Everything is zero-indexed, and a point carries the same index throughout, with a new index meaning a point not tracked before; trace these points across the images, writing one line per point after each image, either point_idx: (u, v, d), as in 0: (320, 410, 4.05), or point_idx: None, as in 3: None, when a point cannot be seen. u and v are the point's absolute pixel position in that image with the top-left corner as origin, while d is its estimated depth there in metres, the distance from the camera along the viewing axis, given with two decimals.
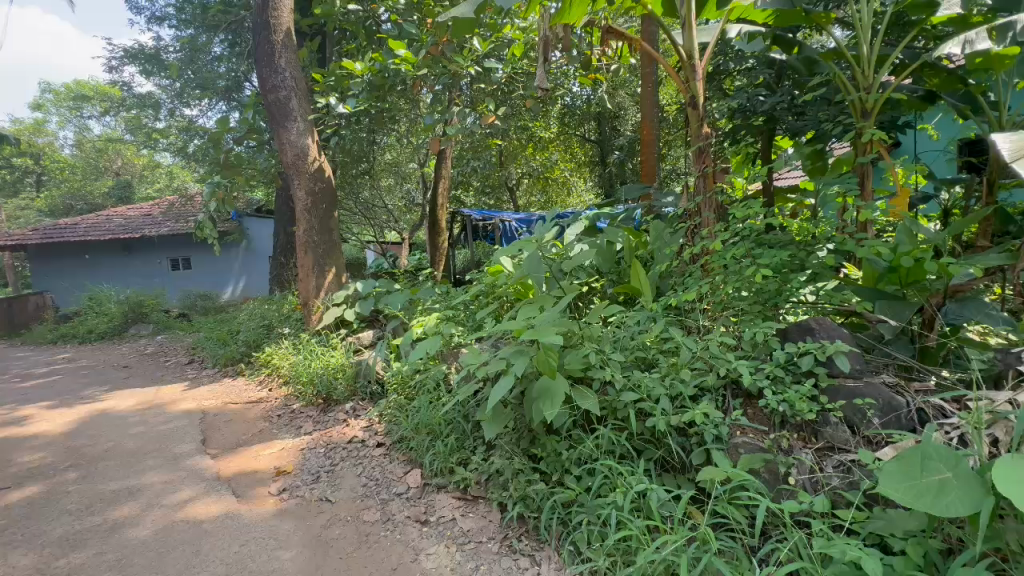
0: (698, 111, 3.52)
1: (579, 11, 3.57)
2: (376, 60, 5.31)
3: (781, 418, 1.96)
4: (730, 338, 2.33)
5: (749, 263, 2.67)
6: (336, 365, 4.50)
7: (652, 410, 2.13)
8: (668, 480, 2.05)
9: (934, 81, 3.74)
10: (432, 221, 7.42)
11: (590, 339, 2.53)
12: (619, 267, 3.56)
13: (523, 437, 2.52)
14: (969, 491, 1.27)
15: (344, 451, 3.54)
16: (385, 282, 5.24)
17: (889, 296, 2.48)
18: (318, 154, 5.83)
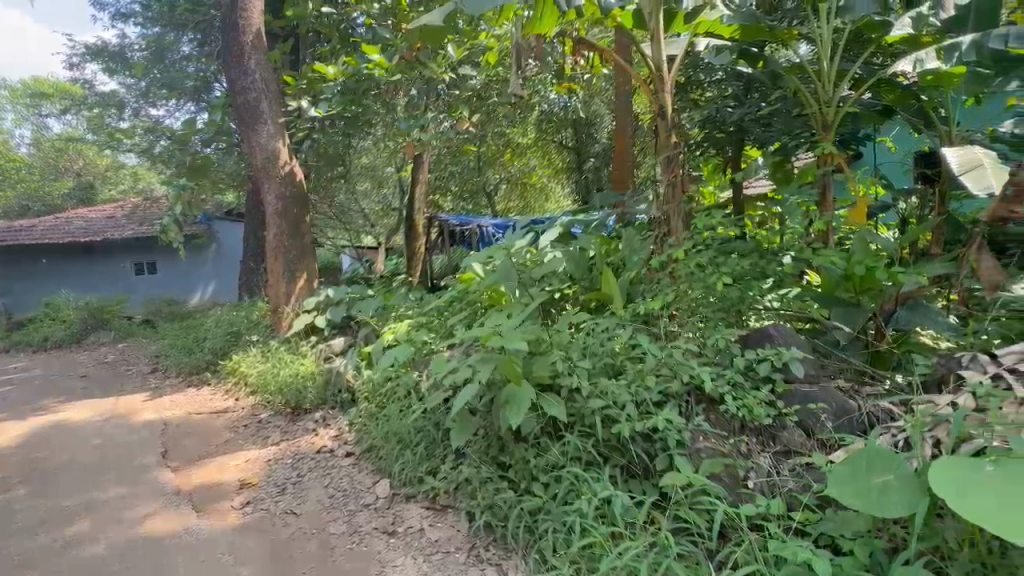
0: (667, 120, 3.55)
1: (550, 22, 3.63)
2: (350, 64, 5.29)
3: (740, 423, 2.00)
4: (694, 345, 2.38)
5: (713, 271, 2.75)
6: (306, 373, 4.39)
7: (617, 417, 2.16)
8: (632, 486, 2.08)
9: (890, 96, 3.92)
10: (408, 226, 7.36)
11: (559, 347, 2.56)
12: (591, 273, 3.54)
13: (492, 445, 2.53)
14: (908, 492, 1.35)
15: (312, 461, 3.46)
16: (358, 288, 5.16)
17: (844, 303, 2.61)
18: (288, 157, 5.72)
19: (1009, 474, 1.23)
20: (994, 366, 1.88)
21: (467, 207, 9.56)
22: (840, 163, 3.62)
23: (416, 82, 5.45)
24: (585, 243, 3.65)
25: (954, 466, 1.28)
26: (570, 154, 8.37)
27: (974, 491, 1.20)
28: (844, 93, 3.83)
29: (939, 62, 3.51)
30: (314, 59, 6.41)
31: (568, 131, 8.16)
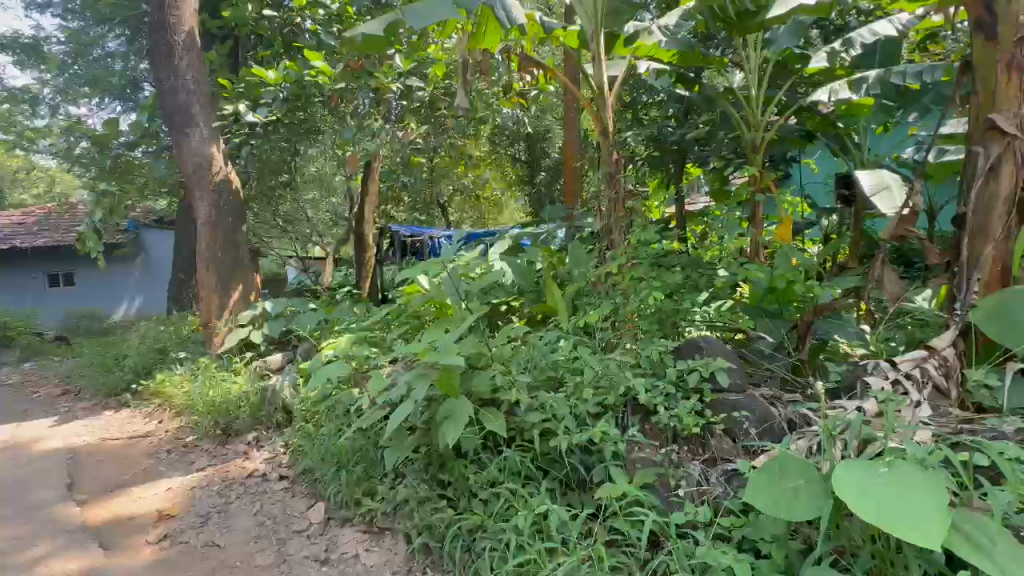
0: (608, 138, 3.69)
1: (492, 39, 3.74)
2: (292, 69, 5.13)
3: (672, 433, 2.04)
4: (631, 356, 2.43)
5: (647, 284, 2.85)
6: (238, 393, 4.12)
7: (556, 430, 2.17)
8: (570, 499, 2.09)
9: (811, 122, 4.22)
10: (357, 237, 7.10)
11: (499, 360, 2.56)
12: (538, 286, 3.57)
13: (431, 462, 2.48)
14: (815, 494, 1.43)
15: (241, 488, 3.25)
16: (299, 301, 4.92)
17: (768, 314, 2.81)
18: (224, 163, 5.42)
19: (901, 476, 1.32)
20: (895, 372, 1.98)
21: (420, 219, 9.41)
22: (769, 185, 3.92)
23: (362, 91, 5.33)
24: (533, 255, 3.72)
25: (855, 469, 1.36)
26: (523, 168, 8.46)
27: (872, 494, 1.29)
28: (770, 118, 4.11)
29: (850, 92, 3.86)
30: (255, 62, 6.14)
31: (521, 145, 8.27)
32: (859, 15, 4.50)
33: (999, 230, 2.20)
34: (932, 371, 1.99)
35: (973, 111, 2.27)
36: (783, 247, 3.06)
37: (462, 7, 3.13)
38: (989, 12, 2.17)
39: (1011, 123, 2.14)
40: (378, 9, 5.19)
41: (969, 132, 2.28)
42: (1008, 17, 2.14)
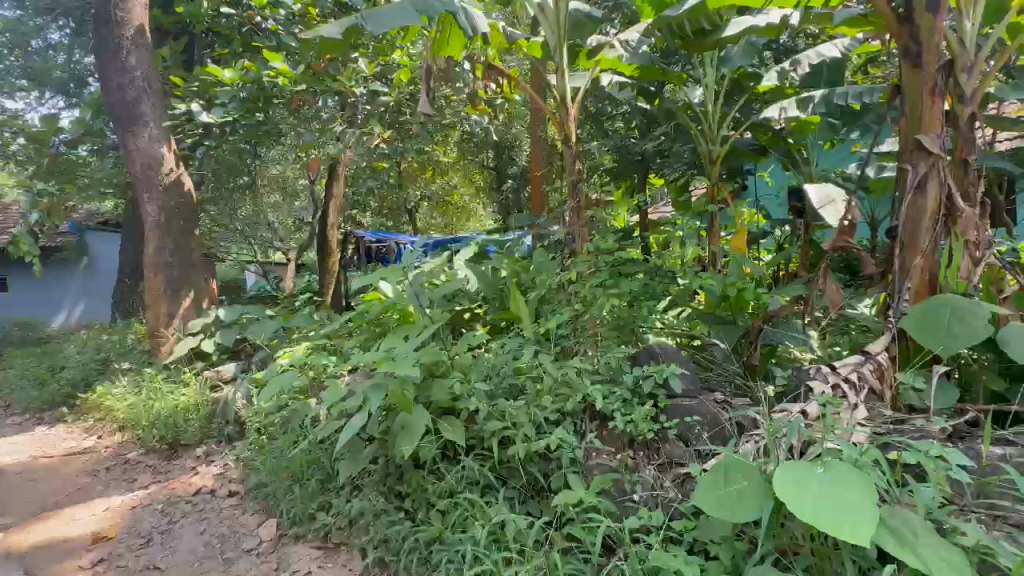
0: (571, 148, 3.76)
1: (456, 46, 3.78)
2: (250, 69, 4.93)
3: (629, 439, 2.08)
4: (590, 363, 2.46)
5: (606, 293, 2.90)
6: (186, 405, 3.92)
7: (515, 438, 2.18)
8: (529, 507, 2.09)
9: (763, 137, 4.43)
10: (322, 241, 6.96)
11: (459, 368, 2.54)
12: (502, 293, 3.57)
13: (389, 474, 2.43)
14: (759, 496, 1.48)
15: (187, 506, 3.09)
16: (255, 308, 4.74)
17: (722, 321, 2.90)
18: (175, 164, 5.18)
19: (837, 475, 1.39)
20: (834, 376, 2.07)
21: (386, 223, 9.27)
22: (726, 198, 4.15)
23: (324, 94, 5.24)
24: (497, 263, 3.73)
25: (796, 471, 1.42)
26: (492, 175, 8.47)
27: (810, 494, 1.34)
28: (726, 132, 4.29)
29: (799, 110, 4.07)
30: (212, 60, 5.90)
31: (489, 152, 8.27)
32: (807, 38, 4.76)
33: (926, 242, 2.36)
34: (867, 375, 2.09)
35: (902, 132, 2.44)
36: (735, 257, 3.18)
37: (425, 14, 3.16)
38: (915, 41, 2.34)
39: (935, 144, 2.31)
40: (341, 12, 5.10)
41: (899, 151, 2.44)
42: (931, 47, 2.32)
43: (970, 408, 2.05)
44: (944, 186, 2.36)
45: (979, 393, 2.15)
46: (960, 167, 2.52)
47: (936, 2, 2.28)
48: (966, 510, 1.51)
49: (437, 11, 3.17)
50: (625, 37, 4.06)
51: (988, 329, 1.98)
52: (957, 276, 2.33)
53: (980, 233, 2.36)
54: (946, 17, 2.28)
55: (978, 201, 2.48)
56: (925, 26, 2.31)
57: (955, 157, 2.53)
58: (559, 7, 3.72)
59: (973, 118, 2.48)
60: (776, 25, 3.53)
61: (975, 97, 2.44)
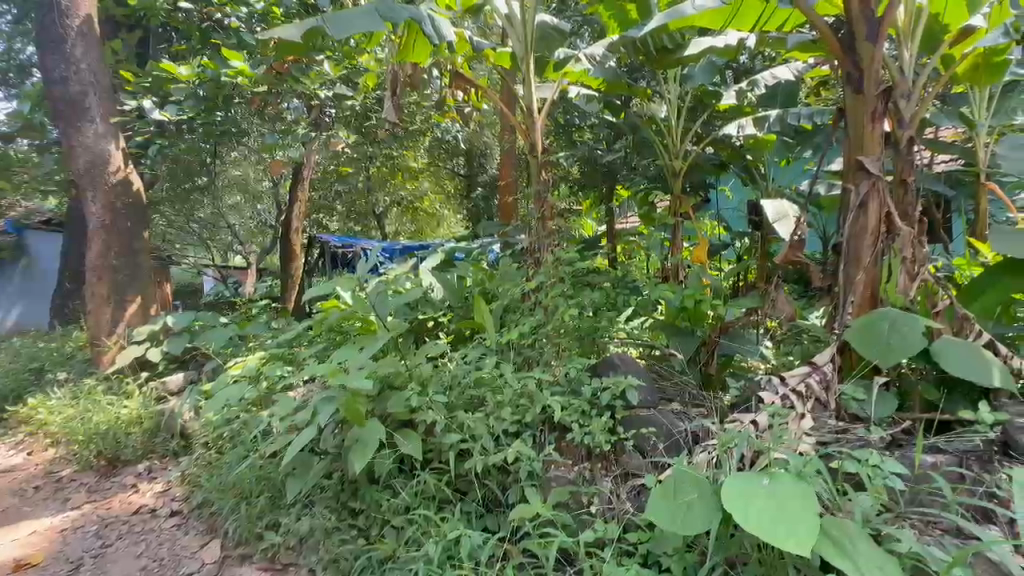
0: (537, 159, 3.79)
1: (422, 54, 3.83)
2: (207, 66, 4.71)
3: (586, 451, 2.09)
4: (550, 374, 2.45)
5: (569, 303, 2.92)
6: (128, 417, 3.69)
7: (473, 451, 2.14)
8: (486, 522, 2.06)
9: (723, 153, 4.58)
10: (285, 246, 6.81)
11: (417, 380, 2.49)
12: (466, 302, 3.54)
13: (343, 489, 2.36)
14: (707, 508, 1.51)
15: (124, 527, 2.89)
16: (208, 315, 4.53)
17: (681, 332, 2.94)
18: (124, 163, 4.92)
19: (779, 486, 1.42)
20: (784, 387, 2.09)
21: (354, 228, 9.09)
22: (687, 211, 4.25)
23: (287, 95, 5.09)
24: (463, 271, 3.69)
25: (743, 483, 1.44)
26: (462, 182, 8.40)
27: (754, 505, 1.37)
28: (688, 147, 4.41)
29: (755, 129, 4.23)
30: (167, 56, 5.61)
31: (460, 159, 8.22)
32: (764, 60, 4.97)
33: (867, 258, 2.48)
34: (814, 386, 2.14)
35: (846, 153, 2.57)
36: (693, 269, 3.25)
37: (388, 20, 3.13)
38: (857, 68, 2.48)
39: (876, 166, 2.44)
40: (308, 13, 4.97)
41: (843, 171, 2.57)
42: (871, 75, 2.46)
43: (906, 418, 2.15)
44: (885, 205, 2.48)
45: (915, 402, 2.25)
46: (901, 187, 2.66)
47: (875, 33, 2.43)
48: (901, 517, 1.57)
49: (401, 17, 3.15)
50: (591, 51, 4.11)
51: (921, 342, 2.12)
52: (896, 291, 2.44)
53: (917, 250, 2.49)
54: (884, 46, 2.41)
55: (916, 219, 2.61)
56: (866, 55, 2.45)
57: (896, 178, 2.67)
58: (526, 20, 3.77)
59: (912, 141, 2.62)
60: (733, 46, 3.68)
61: (912, 123, 2.60)
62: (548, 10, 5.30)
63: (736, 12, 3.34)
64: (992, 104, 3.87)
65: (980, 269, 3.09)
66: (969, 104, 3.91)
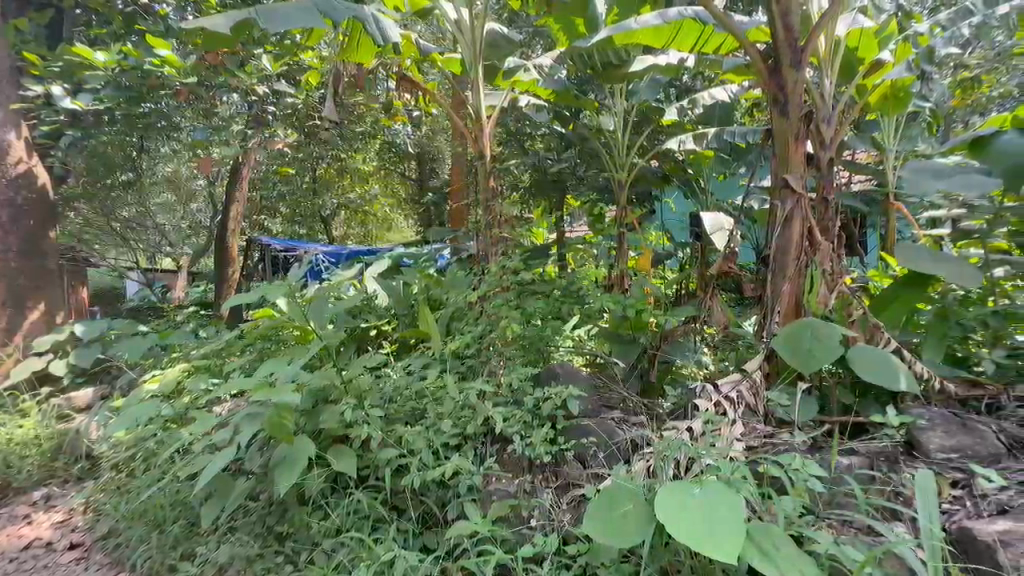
0: (486, 166, 3.78)
1: (366, 53, 3.72)
2: (126, 53, 4.26)
3: (527, 463, 2.07)
4: (493, 384, 2.43)
5: (514, 311, 2.90)
6: (23, 438, 3.28)
7: (411, 467, 2.07)
8: (424, 540, 1.97)
9: (668, 167, 4.77)
10: (220, 248, 6.38)
11: (354, 393, 2.38)
12: (412, 309, 3.46)
13: (270, 512, 2.21)
14: (642, 517, 1.52)
15: (10, 566, 2.54)
16: (126, 323, 4.15)
17: (623, 340, 3.01)
18: (27, 155, 4.41)
19: (709, 494, 1.45)
20: (716, 394, 2.17)
21: (299, 231, 8.69)
22: (632, 221, 4.36)
23: (221, 90, 4.76)
24: (410, 277, 3.61)
25: (675, 492, 1.46)
26: (414, 187, 8.24)
27: (686, 513, 1.39)
28: (633, 159, 4.54)
29: (694, 144, 4.43)
30: (83, 39, 5.09)
31: (411, 163, 8.08)
32: (705, 81, 5.23)
33: (792, 270, 2.63)
34: (745, 392, 2.22)
35: (774, 170, 2.72)
36: (636, 278, 3.32)
37: (329, 17, 3.01)
38: (782, 92, 2.64)
39: (799, 184, 2.60)
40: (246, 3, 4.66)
41: (771, 187, 2.72)
42: (795, 98, 2.62)
43: (826, 421, 2.27)
44: (807, 221, 2.64)
45: (834, 406, 2.39)
46: (822, 204, 2.85)
47: (798, 61, 2.59)
48: (820, 518, 1.63)
49: (343, 15, 3.05)
50: (540, 62, 4.19)
51: (839, 349, 2.25)
52: (818, 300, 2.60)
53: (835, 263, 2.67)
54: (806, 72, 2.58)
55: (836, 233, 2.79)
56: (789, 80, 2.61)
57: (818, 195, 2.85)
58: (475, 25, 3.73)
59: (832, 162, 2.83)
60: (674, 65, 3.83)
61: (832, 145, 2.81)
62: (500, 18, 5.30)
63: (676, 33, 3.46)
64: (898, 132, 4.27)
65: (889, 280, 3.37)
66: (880, 130, 4.29)
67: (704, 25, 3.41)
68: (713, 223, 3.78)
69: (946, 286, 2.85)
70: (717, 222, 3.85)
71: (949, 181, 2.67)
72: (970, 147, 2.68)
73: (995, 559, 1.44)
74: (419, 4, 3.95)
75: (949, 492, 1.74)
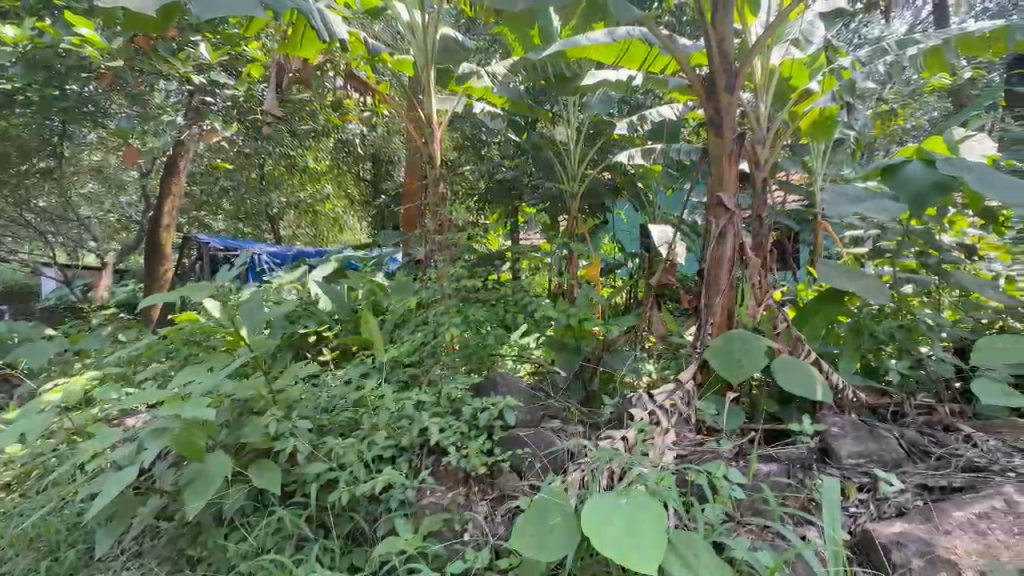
0: (436, 171, 3.75)
1: (311, 47, 3.61)
2: (41, 30, 3.86)
3: (463, 475, 2.04)
4: (431, 395, 2.38)
5: (459, 321, 2.87)
6: None
7: (340, 481, 1.98)
8: (351, 560, 1.88)
9: (619, 179, 4.87)
10: (149, 244, 5.93)
11: (283, 404, 2.26)
12: (355, 315, 3.34)
13: (181, 534, 2.05)
14: (569, 531, 1.52)
15: None
16: (32, 325, 3.77)
17: (567, 349, 3.00)
18: None
19: (633, 507, 1.46)
20: (652, 404, 2.24)
21: (242, 229, 8.27)
22: (583, 231, 4.44)
23: (151, 77, 4.42)
24: (355, 281, 3.50)
25: (600, 506, 1.46)
26: (369, 188, 8.03)
27: (608, 527, 1.39)
28: (585, 170, 4.63)
29: (643, 158, 4.57)
30: None
31: (366, 164, 7.88)
32: (654, 98, 5.43)
33: (725, 283, 2.74)
34: (677, 402, 2.30)
35: (710, 188, 2.84)
36: (582, 287, 3.37)
37: (270, 8, 2.84)
38: (718, 114, 2.77)
39: (732, 202, 2.73)
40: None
41: (706, 204, 2.84)
42: (729, 120, 2.76)
43: (752, 429, 2.38)
44: (738, 239, 2.78)
45: (760, 415, 2.51)
46: (757, 220, 2.99)
47: (732, 85, 2.74)
48: (740, 524, 1.69)
49: (285, 7, 2.87)
50: (493, 69, 4.20)
51: (764, 360, 2.37)
52: (746, 313, 2.73)
53: (763, 279, 2.81)
54: (738, 96, 2.73)
55: (767, 250, 2.94)
56: (724, 102, 2.75)
57: (753, 212, 2.99)
58: (428, 27, 3.68)
59: (765, 182, 2.99)
60: (624, 80, 3.93)
61: (764, 166, 2.98)
62: (458, 24, 5.30)
63: (625, 51, 3.65)
64: (827, 156, 4.52)
65: (815, 295, 3.60)
66: (810, 154, 4.59)
67: (651, 45, 3.52)
68: (659, 236, 3.93)
69: (862, 302, 3.07)
70: (664, 232, 3.91)
71: (865, 206, 2.84)
72: (882, 172, 2.93)
73: (892, 559, 1.54)
74: (370, 3, 3.89)
75: (856, 496, 1.85)
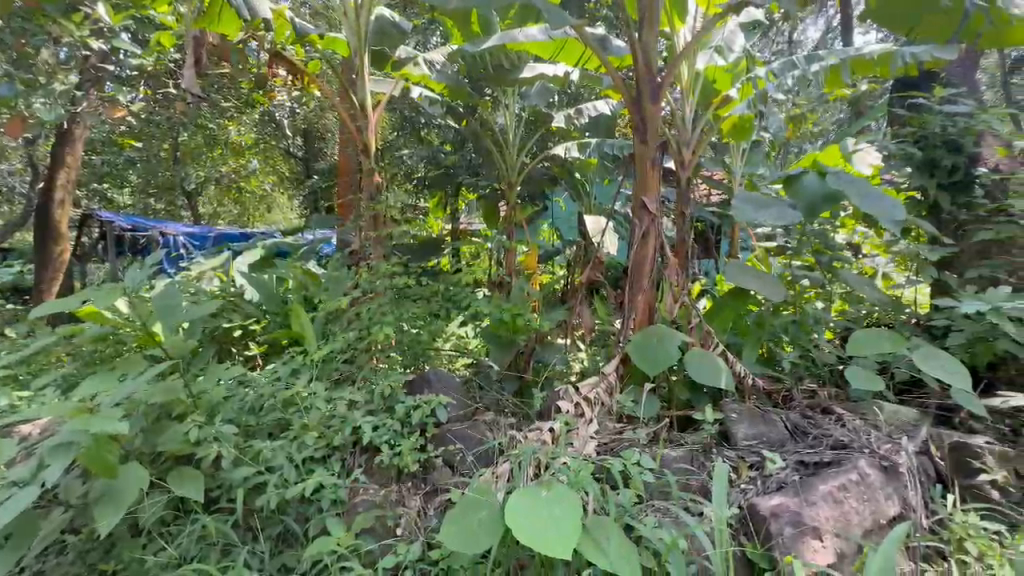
0: (370, 160, 3.66)
1: (231, 24, 3.51)
2: None
3: (396, 472, 2.10)
4: (364, 394, 2.40)
5: (393, 317, 2.86)
6: None
7: (268, 485, 1.97)
8: (282, 561, 1.89)
9: (555, 169, 4.97)
10: (40, 224, 5.30)
11: (205, 408, 2.19)
12: (284, 308, 3.23)
13: (92, 548, 1.94)
14: (492, 525, 1.63)
15: None
16: None
17: (501, 342, 3.04)
18: None
19: (550, 501, 1.58)
20: (578, 396, 2.41)
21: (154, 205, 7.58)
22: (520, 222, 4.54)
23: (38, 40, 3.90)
24: (286, 272, 3.39)
25: (521, 501, 1.57)
26: (299, 165, 7.62)
27: (527, 521, 1.51)
28: (522, 161, 4.71)
29: (578, 152, 4.74)
30: None
31: (296, 140, 7.45)
32: (591, 91, 5.57)
33: (646, 281, 2.95)
34: (602, 393, 2.50)
35: (635, 191, 3.01)
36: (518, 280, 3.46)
37: None
38: (643, 121, 2.93)
39: (653, 205, 2.92)
40: None
41: (631, 206, 3.02)
42: (653, 127, 2.93)
43: (666, 415, 2.67)
44: (658, 240, 2.99)
45: (674, 402, 2.77)
46: (679, 220, 3.19)
47: (656, 94, 2.90)
48: (649, 505, 1.90)
49: None
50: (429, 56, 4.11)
51: (677, 354, 2.60)
52: (664, 309, 2.96)
53: (680, 277, 3.05)
54: (661, 106, 2.90)
55: (686, 249, 3.17)
56: (648, 110, 2.91)
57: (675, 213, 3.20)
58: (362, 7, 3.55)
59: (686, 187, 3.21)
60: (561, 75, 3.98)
61: (684, 171, 3.20)
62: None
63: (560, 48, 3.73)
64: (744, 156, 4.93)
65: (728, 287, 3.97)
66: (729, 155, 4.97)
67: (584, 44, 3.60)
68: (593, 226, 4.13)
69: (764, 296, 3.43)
70: (598, 223, 4.11)
71: (769, 211, 3.11)
72: (784, 181, 3.25)
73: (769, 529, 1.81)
74: None
75: (746, 474, 2.15)
